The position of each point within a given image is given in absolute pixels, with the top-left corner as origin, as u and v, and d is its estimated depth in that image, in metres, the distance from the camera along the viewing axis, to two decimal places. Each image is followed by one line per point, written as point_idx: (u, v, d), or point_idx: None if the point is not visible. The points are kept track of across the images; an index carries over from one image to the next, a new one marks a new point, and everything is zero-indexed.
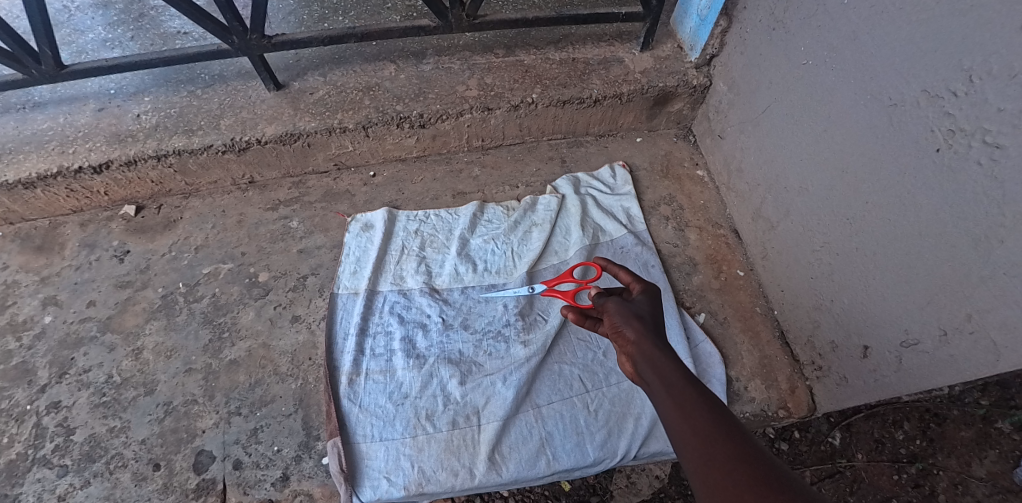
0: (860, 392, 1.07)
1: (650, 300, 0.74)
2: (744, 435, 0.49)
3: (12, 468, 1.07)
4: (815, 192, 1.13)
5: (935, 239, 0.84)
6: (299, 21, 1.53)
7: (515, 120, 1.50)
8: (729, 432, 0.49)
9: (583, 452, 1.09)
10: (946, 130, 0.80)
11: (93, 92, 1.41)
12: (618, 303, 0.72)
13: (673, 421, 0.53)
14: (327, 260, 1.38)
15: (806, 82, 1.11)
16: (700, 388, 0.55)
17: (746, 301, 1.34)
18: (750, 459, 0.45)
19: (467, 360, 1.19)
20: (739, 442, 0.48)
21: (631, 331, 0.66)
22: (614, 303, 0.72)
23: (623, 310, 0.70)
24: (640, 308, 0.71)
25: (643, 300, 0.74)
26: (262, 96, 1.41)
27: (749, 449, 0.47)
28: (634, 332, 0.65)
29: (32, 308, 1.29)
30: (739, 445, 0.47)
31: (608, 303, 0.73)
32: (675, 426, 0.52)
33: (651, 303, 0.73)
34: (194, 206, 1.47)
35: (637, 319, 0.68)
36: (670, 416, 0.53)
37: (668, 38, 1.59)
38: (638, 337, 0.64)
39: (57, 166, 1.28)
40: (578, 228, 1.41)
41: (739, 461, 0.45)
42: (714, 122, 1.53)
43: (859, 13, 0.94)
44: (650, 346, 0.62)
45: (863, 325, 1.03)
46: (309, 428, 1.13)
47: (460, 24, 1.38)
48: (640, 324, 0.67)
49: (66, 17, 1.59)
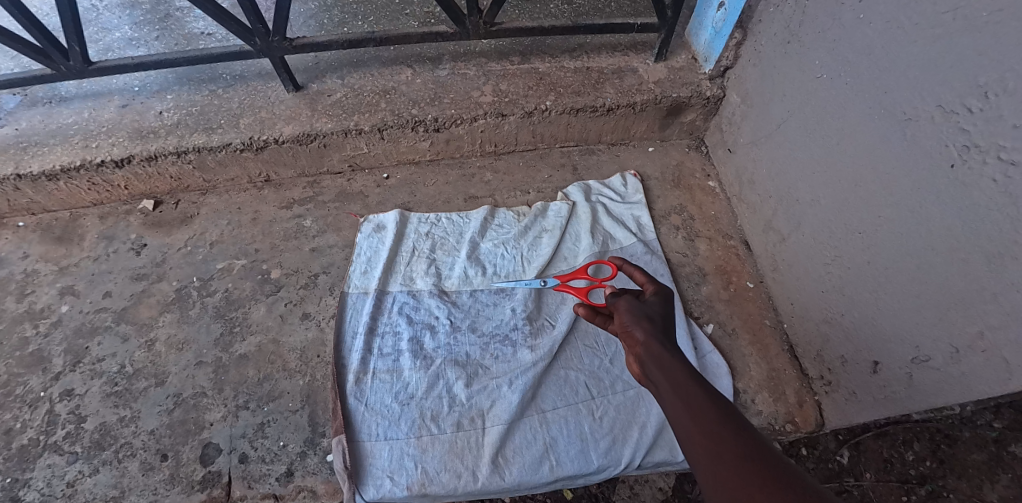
0: (869, 408, 1.06)
1: (662, 301, 0.75)
2: (752, 433, 0.50)
3: (24, 453, 1.10)
4: (827, 205, 1.13)
5: (948, 254, 0.84)
6: (319, 24, 1.57)
7: (528, 126, 1.52)
8: (737, 431, 0.50)
9: (586, 459, 1.08)
10: (961, 146, 0.80)
11: (118, 89, 1.45)
12: (630, 302, 0.73)
13: (680, 421, 0.54)
14: (339, 259, 1.39)
15: (820, 96, 1.12)
16: (708, 387, 0.56)
17: (754, 313, 1.33)
18: (757, 457, 0.46)
19: (473, 363, 1.20)
20: (747, 439, 0.49)
21: (640, 332, 0.67)
22: (625, 302, 0.73)
23: (633, 310, 0.71)
24: (650, 309, 0.72)
25: (656, 301, 0.75)
26: (281, 97, 1.44)
27: (757, 447, 0.48)
28: (643, 333, 0.66)
29: (50, 297, 1.32)
30: (746, 443, 0.48)
31: (619, 302, 0.74)
32: (682, 426, 0.54)
33: (664, 304, 0.74)
34: (211, 203, 1.50)
35: (647, 321, 0.69)
36: (678, 416, 0.55)
37: (682, 49, 1.60)
38: (646, 338, 0.65)
39: (81, 159, 1.32)
40: (588, 235, 1.42)
41: (746, 459, 0.46)
42: (727, 133, 1.54)
43: (875, 28, 0.95)
44: (658, 347, 0.63)
45: (873, 340, 1.02)
46: (315, 425, 1.14)
47: (477, 31, 1.41)
48: (650, 325, 0.68)
49: (94, 16, 1.64)
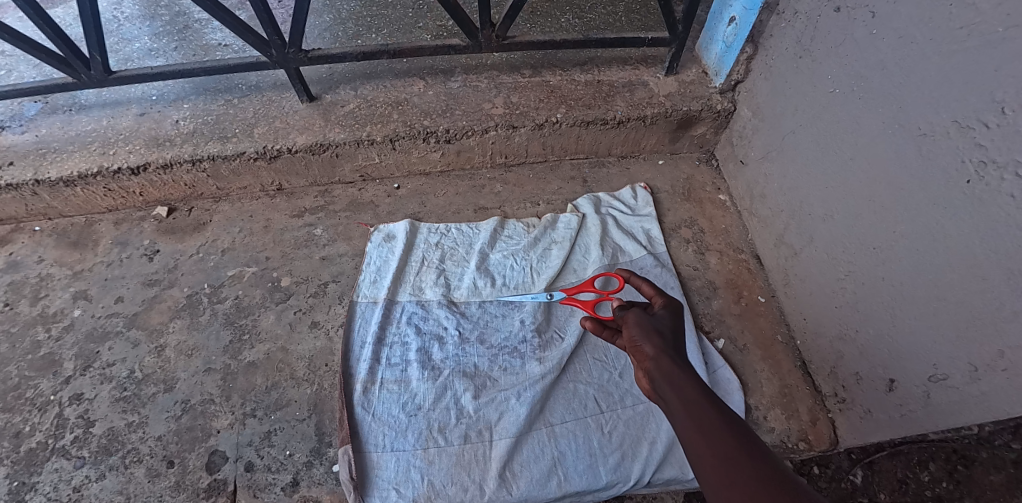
0: (885, 427, 1.04)
1: (672, 315, 0.74)
2: (768, 457, 0.49)
3: (32, 456, 1.10)
4: (840, 220, 1.11)
5: (966, 271, 0.82)
6: (334, 37, 1.60)
7: (539, 138, 1.53)
8: (752, 453, 0.49)
9: (595, 474, 1.07)
10: (978, 162, 0.79)
11: (136, 97, 1.48)
12: (638, 315, 0.73)
13: (692, 441, 0.53)
14: (349, 268, 1.40)
15: (832, 111, 1.11)
16: (720, 406, 0.55)
17: (766, 328, 1.32)
18: (774, 482, 0.45)
19: (481, 374, 1.19)
20: (763, 463, 0.48)
21: (650, 347, 0.66)
22: (634, 315, 0.73)
23: (642, 323, 0.70)
24: (660, 322, 0.71)
25: (665, 314, 0.74)
26: (295, 107, 1.46)
27: (773, 473, 0.47)
28: (652, 349, 0.66)
29: (63, 301, 1.34)
30: (762, 467, 0.47)
31: (628, 315, 0.74)
32: (694, 447, 0.53)
33: (673, 317, 0.74)
34: (223, 210, 1.52)
35: (656, 335, 0.68)
36: (689, 437, 0.54)
37: (693, 64, 1.61)
38: (656, 353, 0.64)
39: (98, 166, 1.34)
40: (597, 247, 1.42)
41: (763, 485, 0.45)
42: (738, 147, 1.53)
43: (888, 43, 0.94)
44: (669, 364, 0.62)
45: (889, 357, 1.00)
46: (321, 434, 1.13)
47: (489, 44, 1.42)
48: (660, 340, 0.67)
49: (115, 26, 1.68)
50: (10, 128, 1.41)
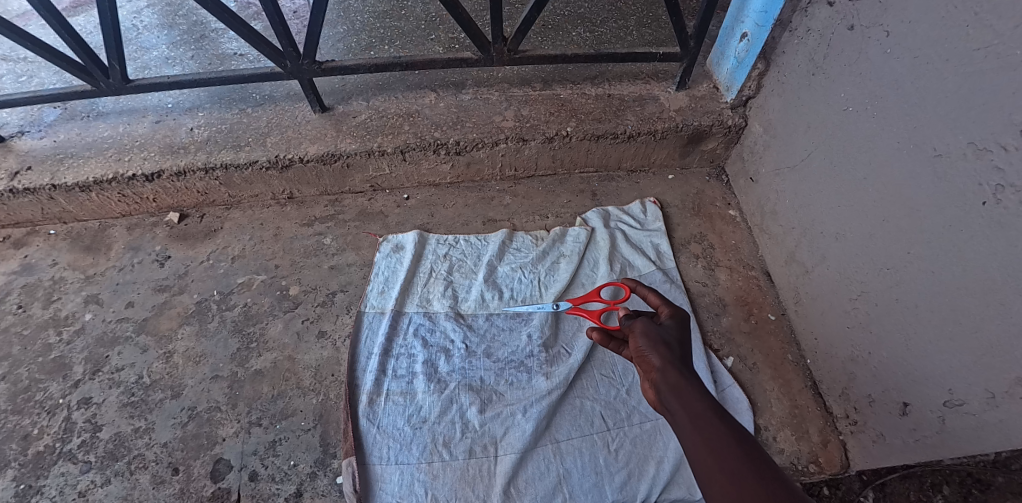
0: (899, 452, 1.01)
1: (678, 325, 0.73)
2: (777, 473, 0.48)
3: (39, 460, 1.11)
4: (853, 239, 1.10)
5: (984, 294, 0.81)
6: (346, 48, 1.62)
7: (549, 152, 1.53)
8: (759, 469, 0.48)
9: (599, 494, 1.05)
10: (995, 185, 0.78)
11: (153, 105, 1.50)
12: (645, 325, 0.72)
13: (699, 456, 0.53)
14: (357, 278, 1.40)
15: (846, 129, 1.10)
16: (728, 422, 0.55)
17: (776, 348, 1.30)
18: None
19: (487, 389, 1.18)
20: (772, 481, 0.47)
21: (657, 358, 0.65)
22: (641, 324, 0.72)
23: (650, 334, 0.70)
24: (667, 333, 0.71)
25: (672, 325, 0.74)
26: (308, 117, 1.48)
27: (783, 493, 0.46)
28: (659, 360, 0.65)
29: (75, 305, 1.35)
30: (770, 485, 0.46)
31: (635, 324, 0.73)
32: (701, 462, 0.52)
33: (680, 328, 0.73)
34: (234, 218, 1.53)
35: (664, 346, 0.67)
36: (697, 453, 0.53)
37: (703, 79, 1.61)
38: (663, 365, 0.64)
39: (114, 173, 1.36)
40: (606, 261, 1.41)
41: None
42: (749, 163, 1.53)
43: (903, 62, 0.94)
44: (676, 375, 0.62)
45: (902, 380, 0.98)
46: (326, 445, 1.13)
47: (501, 58, 1.43)
48: (667, 351, 0.66)
49: (135, 35, 1.71)
50: (29, 133, 1.43)
